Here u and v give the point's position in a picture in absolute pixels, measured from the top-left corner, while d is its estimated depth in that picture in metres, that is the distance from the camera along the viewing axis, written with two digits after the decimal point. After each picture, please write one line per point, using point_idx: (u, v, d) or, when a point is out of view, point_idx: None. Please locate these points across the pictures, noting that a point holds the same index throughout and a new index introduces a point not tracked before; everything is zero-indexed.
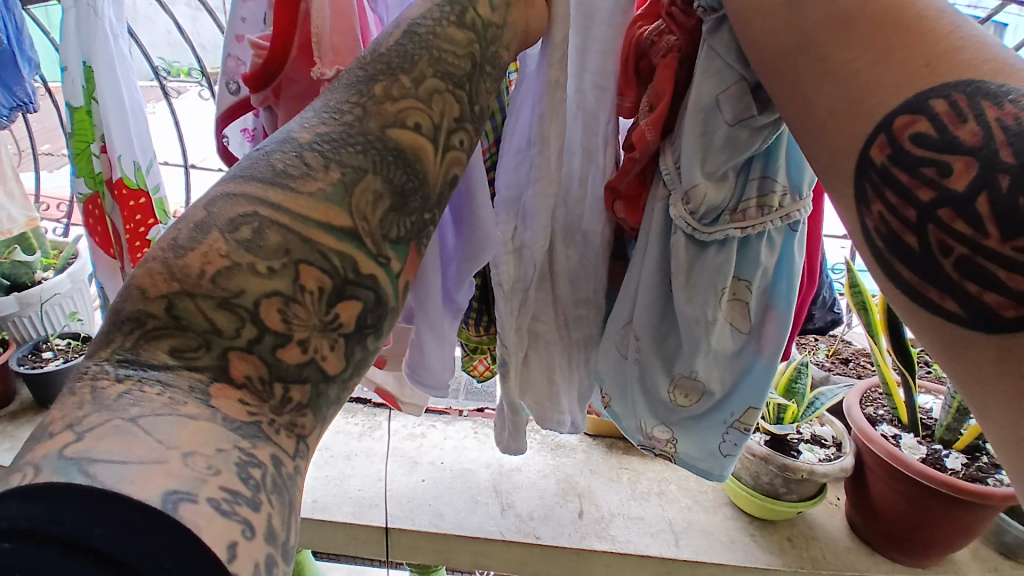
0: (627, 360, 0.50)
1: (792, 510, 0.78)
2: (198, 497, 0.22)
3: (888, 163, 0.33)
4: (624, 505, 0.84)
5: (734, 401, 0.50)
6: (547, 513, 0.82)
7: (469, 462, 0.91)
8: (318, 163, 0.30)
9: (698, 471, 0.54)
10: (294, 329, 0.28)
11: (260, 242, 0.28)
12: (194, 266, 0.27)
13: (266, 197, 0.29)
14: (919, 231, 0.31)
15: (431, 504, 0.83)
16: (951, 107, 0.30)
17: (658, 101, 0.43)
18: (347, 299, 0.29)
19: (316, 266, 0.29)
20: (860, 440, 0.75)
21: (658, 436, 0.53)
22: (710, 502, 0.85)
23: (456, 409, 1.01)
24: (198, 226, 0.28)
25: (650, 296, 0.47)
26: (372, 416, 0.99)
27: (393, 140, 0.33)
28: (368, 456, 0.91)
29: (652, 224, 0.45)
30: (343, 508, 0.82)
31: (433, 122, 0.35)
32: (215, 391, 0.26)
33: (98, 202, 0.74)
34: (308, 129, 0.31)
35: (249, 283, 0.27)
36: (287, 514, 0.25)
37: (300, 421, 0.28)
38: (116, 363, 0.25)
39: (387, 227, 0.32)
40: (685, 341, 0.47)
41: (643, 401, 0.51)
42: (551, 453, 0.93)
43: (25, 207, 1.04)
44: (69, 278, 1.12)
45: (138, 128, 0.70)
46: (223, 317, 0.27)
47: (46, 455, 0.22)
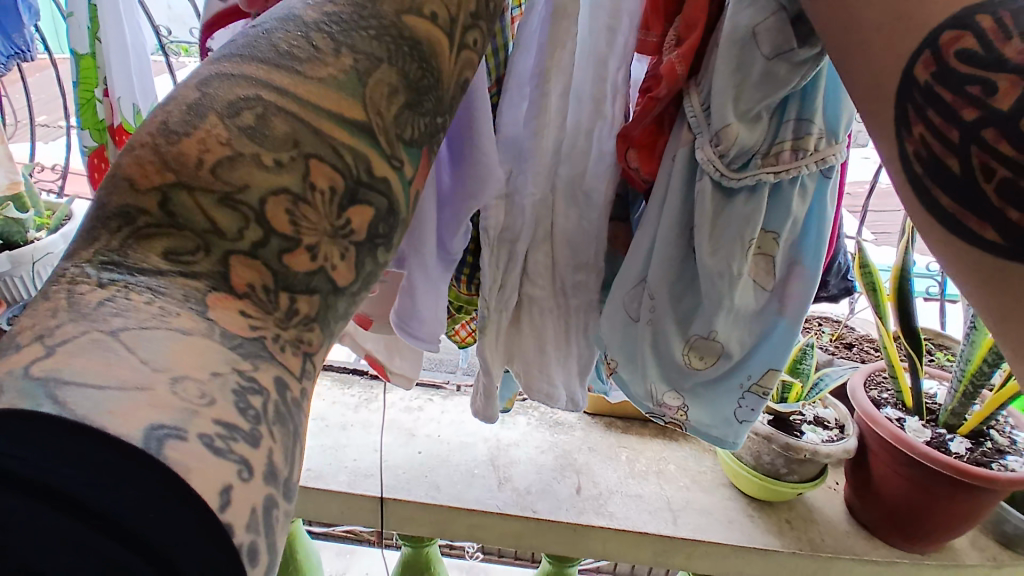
0: (637, 323, 0.49)
1: (791, 491, 0.77)
2: (187, 434, 0.21)
3: (932, 81, 0.31)
4: (622, 483, 0.83)
5: (752, 363, 0.49)
6: (545, 488, 0.81)
7: (467, 436, 0.89)
8: (327, 47, 0.28)
9: (711, 438, 0.53)
10: (302, 232, 0.27)
11: (264, 129, 0.26)
12: (191, 155, 0.25)
13: (270, 80, 0.27)
14: (961, 154, 0.30)
15: (427, 475, 0.82)
16: (998, 24, 0.29)
17: (688, 34, 0.42)
18: (359, 203, 0.28)
19: (326, 162, 0.27)
20: (864, 423, 0.74)
21: (668, 403, 0.52)
22: (709, 482, 0.84)
23: (454, 384, 0.99)
24: (193, 109, 0.26)
25: (667, 252, 0.46)
26: (369, 388, 0.98)
27: (408, 28, 0.31)
28: (364, 427, 0.90)
29: (672, 170, 0.45)
30: (337, 477, 0.81)
31: (448, 15, 0.33)
32: (213, 302, 0.25)
33: (104, 155, 0.72)
34: (315, 9, 0.29)
35: (252, 179, 0.26)
36: (292, 447, 0.24)
37: (306, 336, 0.27)
38: (99, 266, 0.24)
39: (401, 126, 0.30)
40: (706, 298, 0.46)
41: (655, 365, 0.50)
42: (550, 430, 0.92)
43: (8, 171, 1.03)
44: (63, 239, 1.11)
45: (140, 69, 0.68)
46: (224, 215, 0.26)
47: (11, 372, 0.20)
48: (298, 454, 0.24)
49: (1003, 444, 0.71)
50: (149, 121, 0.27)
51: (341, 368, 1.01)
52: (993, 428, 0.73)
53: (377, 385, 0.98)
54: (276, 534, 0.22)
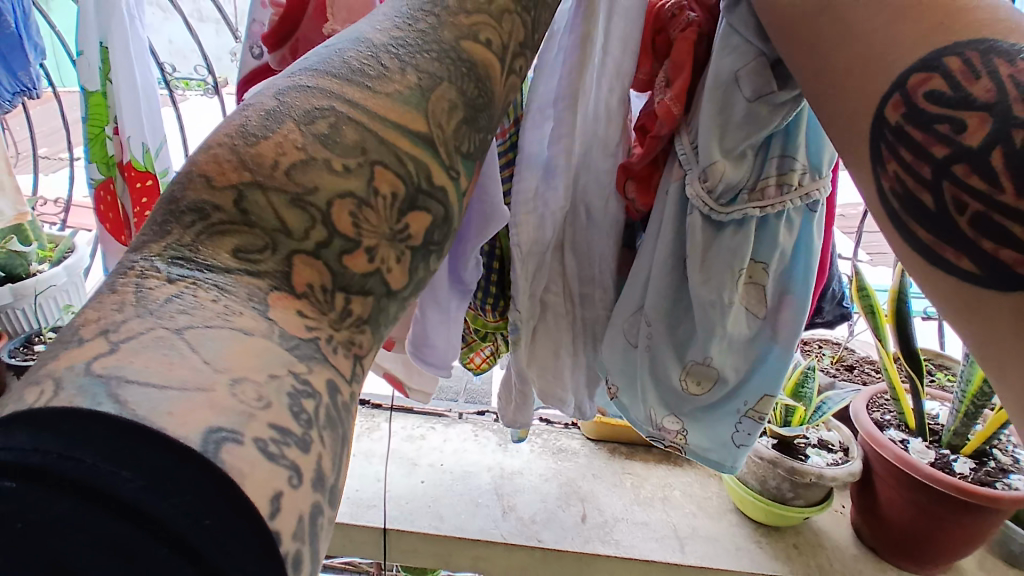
0: (636, 349, 0.50)
1: (798, 516, 0.76)
2: (244, 438, 0.20)
3: (903, 122, 0.33)
4: (627, 511, 0.82)
5: (748, 389, 0.50)
6: (549, 516, 0.80)
7: (470, 464, 0.89)
8: (394, 65, 0.29)
9: (709, 462, 0.53)
10: (364, 234, 0.27)
11: (337, 137, 0.27)
12: (267, 157, 0.26)
13: (342, 92, 0.28)
14: (934, 189, 0.31)
15: (432, 506, 0.81)
16: (965, 65, 0.31)
17: (676, 76, 0.44)
18: (417, 209, 0.29)
19: (390, 169, 0.28)
20: (868, 443, 0.74)
21: (668, 427, 0.53)
22: (715, 508, 0.83)
23: (456, 411, 0.99)
24: (269, 114, 0.27)
25: (661, 282, 0.47)
26: (371, 418, 0.97)
27: (465, 53, 0.32)
28: (366, 457, 0.89)
29: (666, 201, 0.46)
30: (340, 508, 0.80)
31: (501, 41, 0.34)
32: (274, 300, 0.25)
33: (111, 187, 0.74)
34: (382, 32, 0.31)
35: (322, 181, 0.26)
36: (340, 453, 0.23)
37: (358, 339, 0.27)
38: (168, 260, 0.24)
39: (459, 139, 0.31)
40: (699, 326, 0.47)
41: (654, 390, 0.51)
42: (553, 457, 0.91)
43: (16, 202, 1.03)
44: (66, 271, 1.12)
45: (149, 109, 0.70)
46: (293, 215, 0.26)
47: (73, 368, 0.20)
48: (344, 463, 0.24)
49: (1006, 463, 0.72)
50: (227, 124, 0.27)
51: None
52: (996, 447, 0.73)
53: (379, 414, 0.98)
54: (321, 539, 0.21)
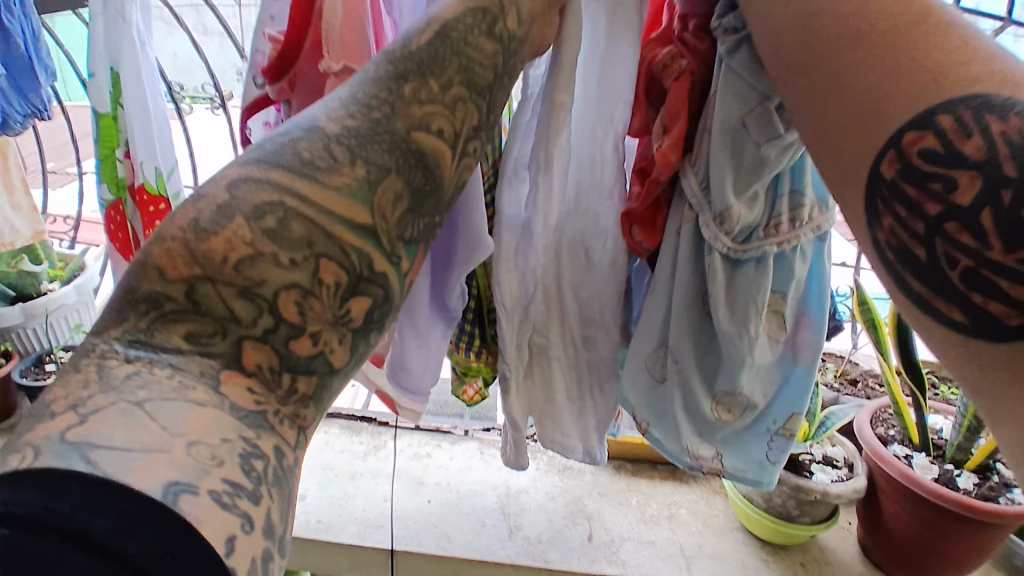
0: (664, 383, 0.51)
1: (804, 533, 0.77)
2: (199, 489, 0.23)
3: (898, 179, 0.31)
4: (634, 529, 0.82)
5: (776, 409, 0.51)
6: (556, 535, 0.81)
7: (475, 483, 0.89)
8: (344, 157, 0.32)
9: (747, 482, 0.54)
10: (309, 321, 0.29)
11: (285, 232, 0.29)
12: (217, 252, 0.28)
13: (291, 186, 0.30)
14: (927, 245, 0.30)
15: (438, 526, 0.82)
16: (957, 122, 0.29)
17: (674, 123, 0.44)
18: (360, 294, 0.31)
19: (335, 261, 0.30)
20: (872, 459, 0.74)
21: (703, 455, 0.53)
22: (721, 525, 0.84)
23: (461, 428, 1.00)
24: (222, 208, 0.29)
25: (682, 318, 0.48)
26: (378, 436, 0.98)
27: (415, 143, 0.34)
28: (373, 476, 0.90)
29: (678, 243, 0.47)
30: (348, 529, 0.81)
31: (453, 129, 0.36)
32: (226, 377, 0.27)
33: (120, 208, 0.75)
34: (335, 120, 0.33)
35: (269, 274, 0.28)
36: (287, 506, 0.26)
37: (303, 412, 0.30)
38: (127, 343, 0.27)
39: (403, 227, 0.33)
40: (728, 358, 0.48)
41: (687, 422, 0.51)
42: (559, 474, 0.91)
43: (31, 221, 1.05)
44: (76, 290, 1.13)
45: (160, 134, 0.71)
46: (241, 305, 0.28)
47: (48, 437, 0.23)
48: (291, 512, 0.27)
49: (1010, 478, 0.71)
50: (179, 215, 0.29)
51: (349, 416, 1.02)
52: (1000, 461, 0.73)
53: (386, 432, 0.98)
54: None
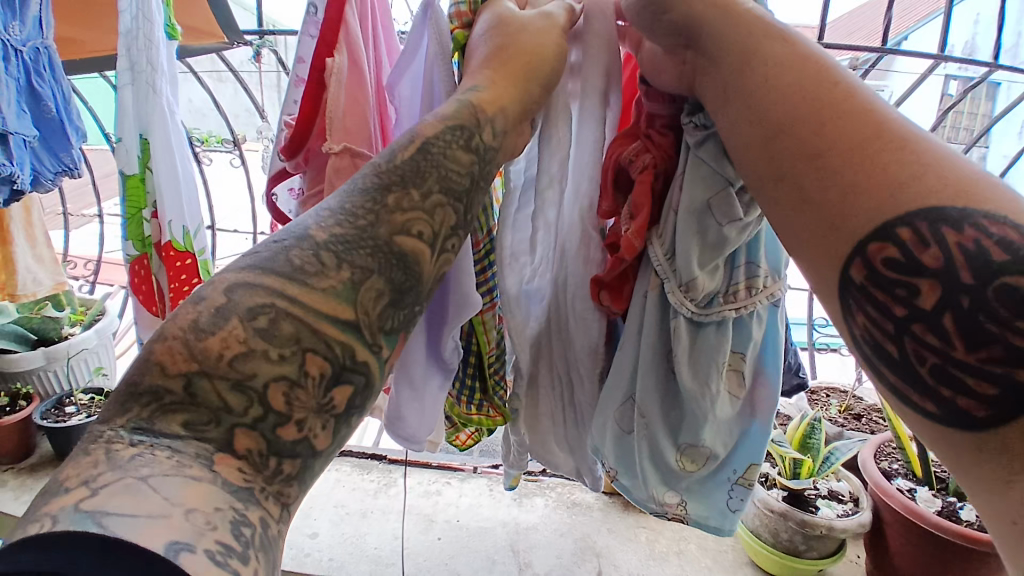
0: (632, 435, 0.53)
1: (813, 568, 0.77)
2: (196, 548, 0.25)
3: (867, 283, 0.35)
4: (643, 566, 0.83)
5: (735, 459, 0.53)
6: (565, 573, 0.82)
7: (485, 520, 0.90)
8: (331, 262, 0.35)
9: (709, 529, 0.55)
10: (295, 409, 0.31)
11: (275, 331, 0.32)
12: (213, 350, 0.30)
13: (285, 291, 0.33)
14: (898, 342, 0.34)
15: (449, 563, 0.83)
16: (916, 235, 0.33)
17: (638, 212, 0.49)
18: (342, 383, 0.33)
19: (320, 354, 0.33)
20: (877, 494, 0.76)
21: (669, 502, 0.55)
22: (730, 561, 0.84)
23: (470, 465, 1.01)
24: (218, 310, 0.31)
25: (649, 373, 0.51)
26: (388, 473, 1.00)
27: (398, 245, 0.37)
28: (383, 514, 0.91)
29: (644, 306, 0.50)
30: (359, 567, 0.82)
31: (432, 230, 0.39)
32: (218, 458, 0.29)
33: (145, 263, 0.80)
34: (324, 228, 0.36)
35: (261, 368, 0.31)
36: (273, 569, 0.28)
37: (286, 490, 0.31)
38: (131, 429, 0.29)
39: (383, 319, 0.36)
40: (691, 414, 0.51)
41: (654, 470, 0.53)
42: (567, 511, 0.92)
43: (53, 272, 1.09)
44: (96, 334, 1.18)
45: (187, 195, 0.77)
46: (235, 397, 0.30)
47: (63, 509, 0.25)
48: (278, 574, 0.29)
49: None
50: (180, 314, 0.31)
51: (359, 454, 1.03)
52: None
53: (396, 470, 1.00)
54: None
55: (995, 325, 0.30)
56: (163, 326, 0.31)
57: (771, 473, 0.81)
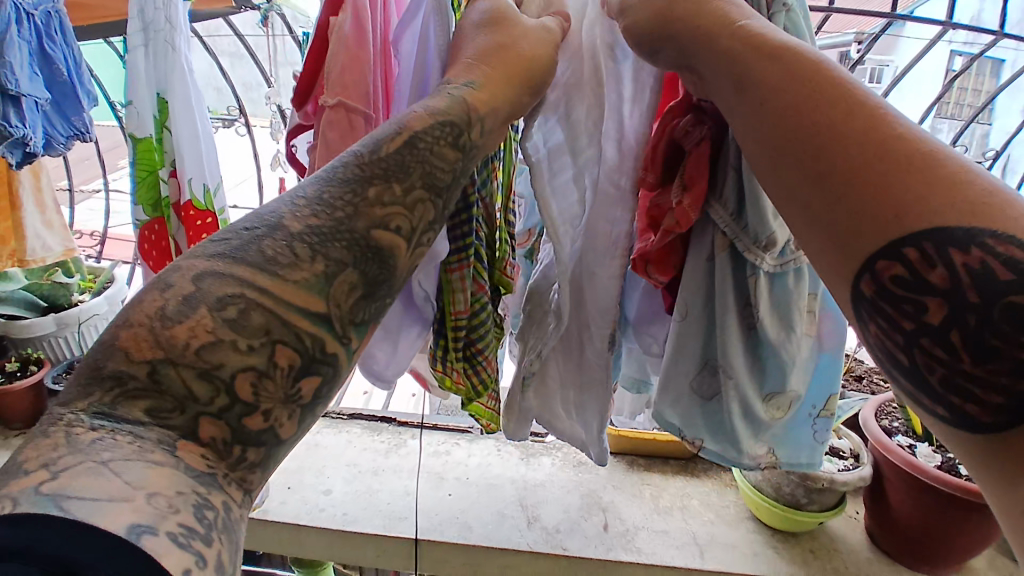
0: (713, 399, 0.58)
1: (813, 521, 0.80)
2: (159, 530, 0.26)
3: (879, 298, 0.36)
4: (648, 520, 0.85)
5: (813, 395, 0.58)
6: (572, 526, 0.83)
7: (494, 477, 0.93)
8: (305, 253, 0.35)
9: (802, 466, 0.61)
10: (262, 400, 0.32)
11: (245, 321, 0.32)
12: (180, 339, 0.30)
13: (254, 280, 0.33)
14: (908, 352, 0.35)
15: (460, 517, 0.85)
16: (922, 256, 0.33)
17: (693, 184, 0.52)
18: (311, 374, 0.34)
19: (289, 345, 0.33)
20: (878, 450, 0.78)
21: (759, 453, 0.60)
22: (732, 515, 0.87)
23: (478, 427, 1.03)
24: (186, 299, 0.31)
25: (733, 338, 0.54)
26: (398, 435, 1.02)
27: (375, 239, 0.37)
28: (395, 472, 0.93)
29: (713, 268, 0.54)
30: (373, 521, 0.84)
31: (411, 225, 0.39)
32: (181, 445, 0.29)
33: (157, 227, 0.81)
34: (299, 218, 0.35)
35: (228, 359, 0.31)
36: (236, 551, 0.29)
37: (250, 476, 0.32)
38: (92, 414, 0.29)
39: (355, 312, 0.36)
40: (775, 363, 0.55)
41: (745, 428, 0.58)
42: (573, 469, 0.95)
43: (63, 238, 1.09)
44: (106, 300, 1.19)
45: (207, 154, 0.77)
46: (201, 386, 0.30)
47: (23, 490, 0.25)
48: (241, 556, 0.29)
49: None
50: (146, 302, 0.31)
51: (370, 417, 1.06)
52: None
53: (406, 432, 1.02)
54: None
55: (998, 340, 0.30)
56: (128, 309, 0.31)
57: None
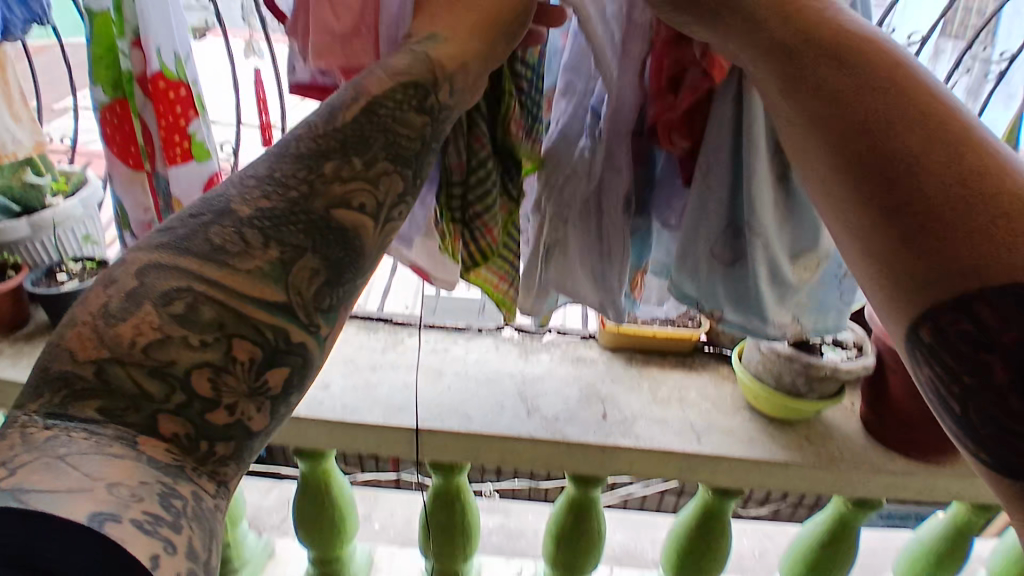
0: (736, 265, 0.63)
1: (811, 408, 0.80)
2: (122, 518, 0.34)
3: (936, 344, 0.42)
4: (646, 409, 0.86)
5: (838, 255, 0.65)
6: (572, 415, 0.84)
7: (493, 372, 0.92)
8: (257, 241, 0.43)
9: (825, 329, 0.69)
10: (224, 395, 0.40)
11: (194, 315, 0.40)
12: (126, 337, 0.39)
13: (203, 274, 0.41)
14: (962, 401, 0.41)
15: (460, 408, 0.85)
16: (988, 313, 0.39)
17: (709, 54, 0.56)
18: (278, 365, 0.42)
19: (249, 340, 0.41)
20: (881, 341, 0.77)
21: (784, 322, 0.66)
22: (728, 406, 0.88)
23: (476, 326, 1.02)
24: (130, 296, 0.40)
25: (767, 199, 0.60)
26: (394, 334, 1.00)
27: (336, 219, 0.45)
28: (392, 367, 0.92)
29: (727, 134, 0.59)
30: (373, 412, 0.84)
31: (376, 201, 0.47)
32: (142, 440, 0.38)
33: (121, 107, 0.74)
34: (249, 203, 0.44)
35: (179, 356, 0.39)
36: (206, 536, 0.38)
37: (223, 469, 0.41)
38: (45, 414, 0.37)
39: (319, 299, 0.44)
40: (811, 220, 0.62)
41: (773, 291, 0.64)
42: (572, 365, 0.95)
43: (33, 131, 0.98)
44: (80, 204, 1.12)
45: (174, 15, 0.68)
46: (154, 383, 0.39)
47: None
48: (211, 539, 0.38)
49: None
50: (94, 302, 0.40)
51: (364, 316, 1.03)
52: None
53: (402, 331, 1.01)
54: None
55: None
56: (80, 314, 0.40)
57: None
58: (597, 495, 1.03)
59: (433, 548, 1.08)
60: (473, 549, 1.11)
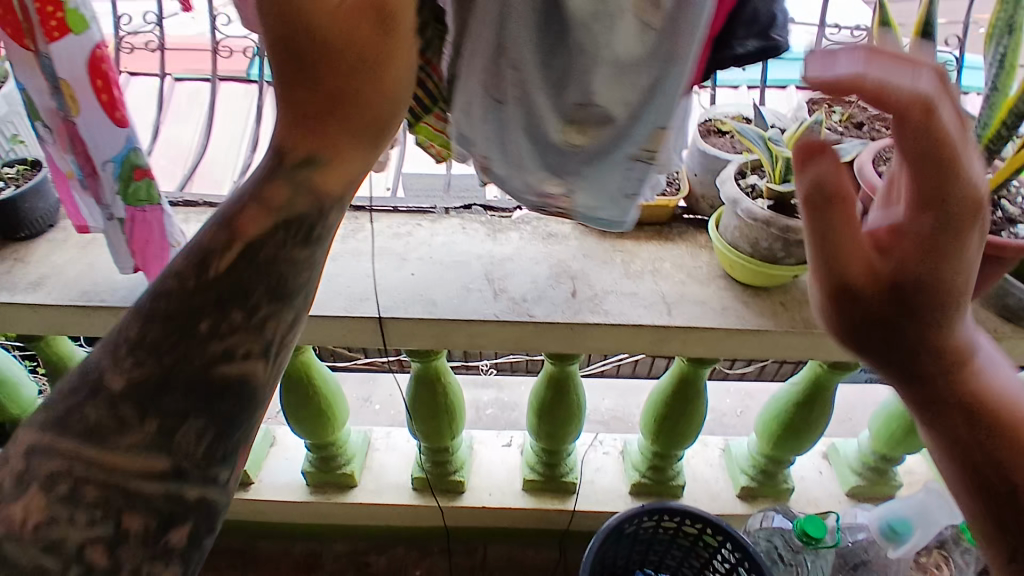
0: (505, 107, 0.55)
1: (787, 274, 0.77)
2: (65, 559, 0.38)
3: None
4: (618, 284, 0.83)
5: (632, 133, 0.55)
6: (541, 294, 0.81)
7: (458, 255, 0.87)
8: (133, 417, 0.41)
9: (597, 217, 0.64)
10: (122, 558, 0.38)
11: (80, 497, 0.39)
12: (16, 522, 0.38)
13: (79, 456, 0.39)
14: None
15: (423, 294, 0.81)
16: None
17: None
18: (177, 527, 0.40)
19: (137, 511, 0.40)
20: (868, 198, 0.74)
21: (552, 189, 0.63)
22: (704, 275, 0.85)
23: (441, 207, 0.95)
24: (20, 482, 0.39)
25: (529, 37, 0.51)
26: (353, 221, 0.94)
27: (219, 375, 0.43)
28: (353, 256, 0.87)
29: None
30: (333, 304, 0.81)
31: (263, 344, 0.45)
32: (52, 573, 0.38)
33: None
34: (116, 377, 0.41)
35: (68, 534, 0.38)
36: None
37: None
38: None
39: (211, 454, 0.42)
40: (579, 68, 0.51)
41: (533, 149, 0.59)
42: (542, 242, 0.90)
43: None
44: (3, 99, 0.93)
45: None
46: (50, 558, 0.38)
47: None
48: None
49: (1011, 215, 0.74)
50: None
51: None
52: (1004, 200, 0.75)
53: (362, 217, 0.94)
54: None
55: None
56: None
57: (759, 183, 0.76)
58: (575, 369, 1.05)
59: (419, 426, 1.12)
60: (459, 425, 1.16)
